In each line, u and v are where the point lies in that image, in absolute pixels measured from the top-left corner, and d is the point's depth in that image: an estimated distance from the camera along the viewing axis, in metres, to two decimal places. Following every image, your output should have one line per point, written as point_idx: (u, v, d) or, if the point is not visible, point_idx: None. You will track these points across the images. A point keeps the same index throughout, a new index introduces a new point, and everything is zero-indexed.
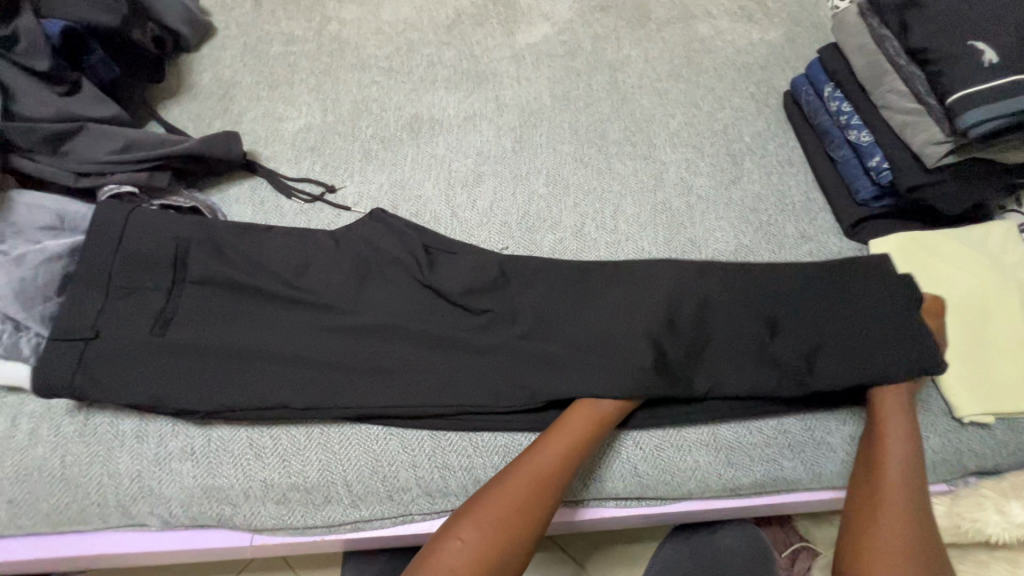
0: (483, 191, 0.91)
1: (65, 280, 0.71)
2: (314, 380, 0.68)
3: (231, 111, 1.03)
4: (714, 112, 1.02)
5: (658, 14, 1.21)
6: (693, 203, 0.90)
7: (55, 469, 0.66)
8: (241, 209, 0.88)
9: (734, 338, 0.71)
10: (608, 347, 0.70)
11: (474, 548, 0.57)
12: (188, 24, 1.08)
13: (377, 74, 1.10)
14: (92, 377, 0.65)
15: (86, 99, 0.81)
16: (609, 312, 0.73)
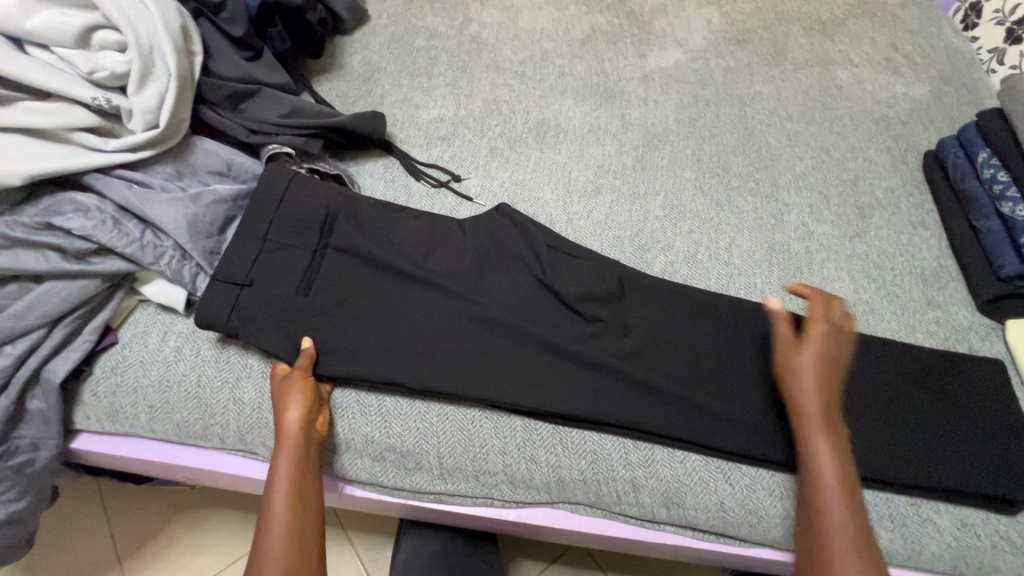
0: (600, 203, 0.93)
1: (226, 221, 0.79)
2: (429, 361, 0.73)
3: (374, 93, 1.10)
4: (846, 162, 1.00)
5: (795, 54, 1.19)
6: (812, 249, 0.88)
7: (190, 387, 0.73)
8: (373, 184, 0.95)
9: (772, 355, 0.71)
10: (709, 384, 0.73)
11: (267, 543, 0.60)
12: (350, 10, 1.18)
13: (511, 77, 1.14)
14: (243, 320, 0.72)
15: (264, 66, 0.90)
16: (714, 349, 0.76)
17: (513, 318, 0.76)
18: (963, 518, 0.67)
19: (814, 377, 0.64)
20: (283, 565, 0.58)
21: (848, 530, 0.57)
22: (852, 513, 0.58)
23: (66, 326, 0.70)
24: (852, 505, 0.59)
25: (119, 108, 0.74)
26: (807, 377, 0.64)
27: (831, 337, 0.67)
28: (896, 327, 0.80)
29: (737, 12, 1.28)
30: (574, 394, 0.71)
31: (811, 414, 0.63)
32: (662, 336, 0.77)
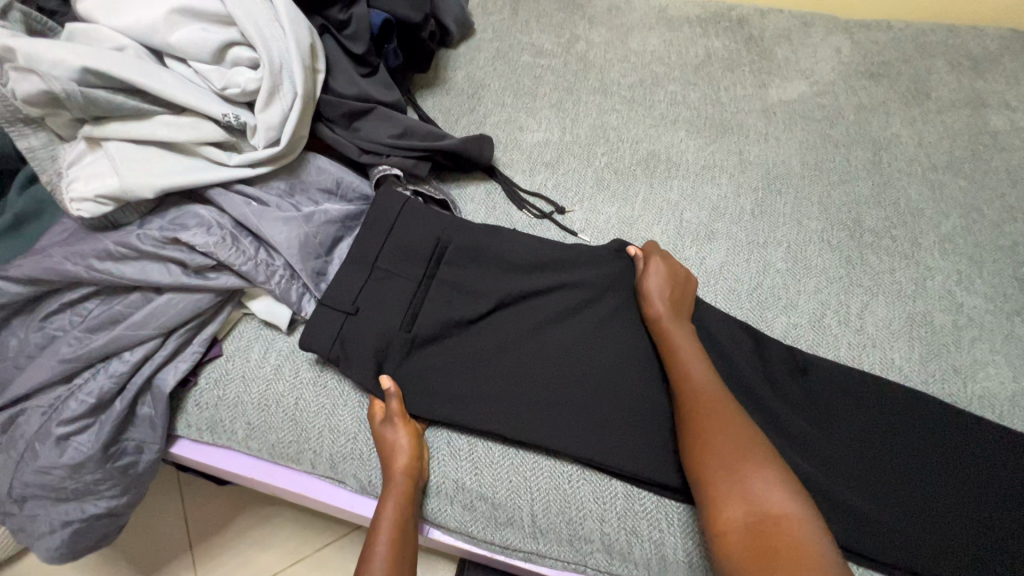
0: (714, 249, 0.86)
1: (334, 243, 0.78)
2: (530, 413, 0.69)
3: (477, 111, 1.08)
4: (1003, 224, 0.88)
5: (939, 94, 1.07)
6: (961, 324, 0.78)
7: (288, 408, 0.73)
8: (475, 210, 0.92)
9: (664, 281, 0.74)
10: (839, 475, 0.66)
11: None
12: (458, 24, 1.16)
13: (619, 102, 1.09)
14: (346, 351, 0.71)
15: (379, 84, 0.89)
16: (843, 436, 0.68)
17: (617, 375, 0.71)
18: None
19: (667, 295, 0.73)
20: None
21: (727, 423, 0.61)
22: (725, 408, 0.63)
23: (179, 336, 0.72)
24: (728, 406, 0.63)
25: (245, 124, 0.74)
26: (652, 290, 0.73)
27: (666, 264, 0.75)
28: None
29: (871, 41, 1.17)
30: (682, 467, 0.66)
31: (671, 325, 0.71)
32: (785, 412, 0.69)
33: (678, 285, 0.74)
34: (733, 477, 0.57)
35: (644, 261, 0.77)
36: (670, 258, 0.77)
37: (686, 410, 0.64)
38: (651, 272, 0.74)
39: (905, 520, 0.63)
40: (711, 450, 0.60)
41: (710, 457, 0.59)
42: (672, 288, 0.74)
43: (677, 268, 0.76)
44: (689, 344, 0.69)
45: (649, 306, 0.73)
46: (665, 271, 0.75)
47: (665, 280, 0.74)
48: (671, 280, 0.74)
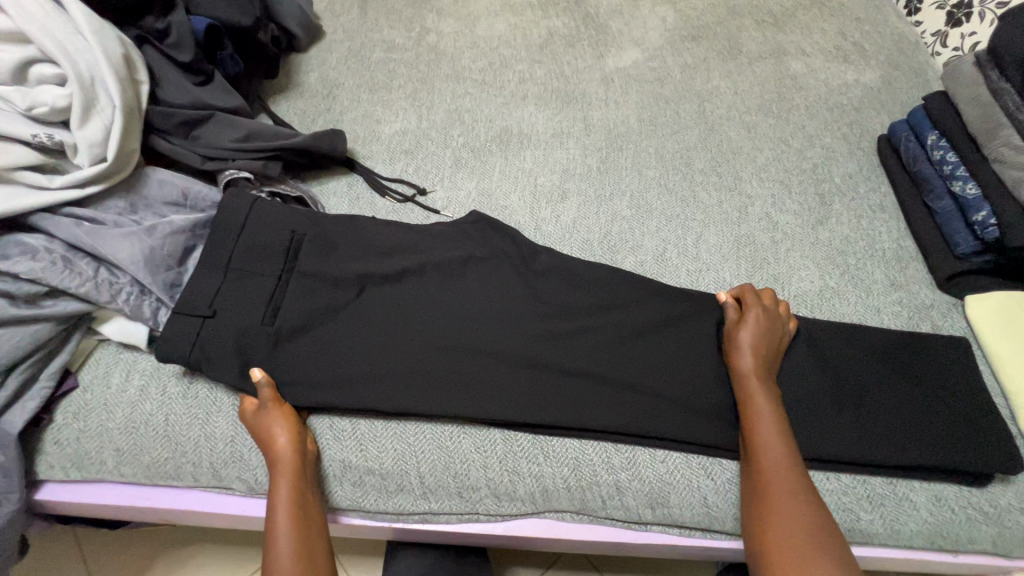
0: (567, 208, 0.93)
1: (185, 252, 0.77)
2: (406, 383, 0.72)
3: (333, 110, 1.09)
4: (804, 150, 1.01)
5: (749, 48, 1.22)
6: (777, 239, 0.89)
7: (159, 426, 0.71)
8: (338, 203, 0.93)
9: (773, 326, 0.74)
10: (687, 382, 0.74)
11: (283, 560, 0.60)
12: (303, 27, 1.16)
13: (471, 85, 1.14)
14: (208, 356, 0.71)
15: (215, 90, 0.88)
16: (686, 349, 0.76)
17: (484, 332, 0.76)
18: (936, 491, 0.68)
19: (748, 356, 0.71)
20: None
21: (796, 498, 0.60)
22: (800, 482, 0.61)
23: (20, 373, 0.67)
24: (801, 477, 0.62)
25: (62, 143, 0.71)
26: (743, 356, 0.71)
27: (766, 319, 0.73)
28: (863, 311, 0.82)
29: (691, 8, 1.30)
30: (550, 404, 0.71)
31: (756, 391, 0.68)
32: (635, 337, 0.77)
33: (770, 342, 0.72)
34: (802, 561, 0.56)
35: (741, 311, 0.75)
36: (773, 313, 0.74)
37: (759, 483, 0.63)
38: (742, 332, 0.72)
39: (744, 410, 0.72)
40: (776, 530, 0.59)
41: (778, 538, 0.58)
42: (763, 349, 0.71)
43: (761, 321, 0.73)
44: (767, 410, 0.67)
45: (740, 372, 0.71)
46: (760, 326, 0.72)
47: (756, 341, 0.71)
48: (771, 338, 0.72)
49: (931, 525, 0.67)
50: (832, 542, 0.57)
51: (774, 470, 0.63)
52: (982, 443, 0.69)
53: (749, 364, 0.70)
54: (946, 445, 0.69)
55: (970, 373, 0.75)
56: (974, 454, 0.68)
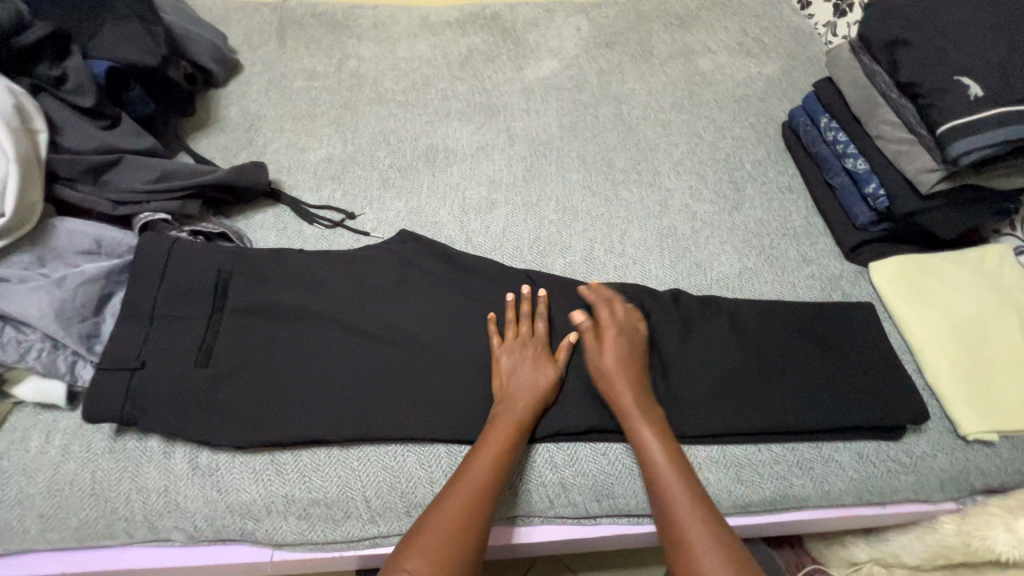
0: (496, 217, 0.95)
1: (101, 301, 0.75)
2: (347, 410, 0.71)
3: (256, 142, 1.08)
4: (717, 142, 1.07)
5: (659, 50, 1.27)
6: (697, 228, 0.94)
7: (86, 485, 0.68)
8: (265, 234, 0.93)
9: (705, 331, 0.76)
10: None
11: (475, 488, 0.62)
12: (218, 62, 1.14)
13: (394, 107, 1.15)
14: (138, 406, 0.69)
15: (125, 132, 0.87)
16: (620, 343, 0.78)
17: (422, 347, 0.76)
18: (858, 449, 0.73)
19: (622, 378, 0.71)
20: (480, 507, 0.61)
21: (696, 510, 0.61)
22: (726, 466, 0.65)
23: None
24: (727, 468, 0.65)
25: None
26: (616, 378, 0.71)
27: (616, 337, 0.74)
28: (780, 288, 0.87)
29: (603, 17, 1.35)
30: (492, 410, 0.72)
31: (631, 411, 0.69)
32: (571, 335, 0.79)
33: (634, 360, 0.73)
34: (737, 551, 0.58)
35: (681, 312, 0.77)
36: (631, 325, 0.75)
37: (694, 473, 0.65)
38: (602, 352, 0.72)
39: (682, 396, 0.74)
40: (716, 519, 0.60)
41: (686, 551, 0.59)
42: (628, 368, 0.71)
43: (613, 339, 0.73)
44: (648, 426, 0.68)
45: (612, 391, 0.70)
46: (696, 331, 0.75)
47: (618, 362, 0.72)
48: (626, 354, 0.73)
49: (856, 481, 0.71)
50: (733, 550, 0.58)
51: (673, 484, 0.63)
52: (896, 398, 0.74)
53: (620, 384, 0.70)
54: (864, 403, 0.74)
55: (879, 334, 0.80)
56: (888, 407, 0.73)
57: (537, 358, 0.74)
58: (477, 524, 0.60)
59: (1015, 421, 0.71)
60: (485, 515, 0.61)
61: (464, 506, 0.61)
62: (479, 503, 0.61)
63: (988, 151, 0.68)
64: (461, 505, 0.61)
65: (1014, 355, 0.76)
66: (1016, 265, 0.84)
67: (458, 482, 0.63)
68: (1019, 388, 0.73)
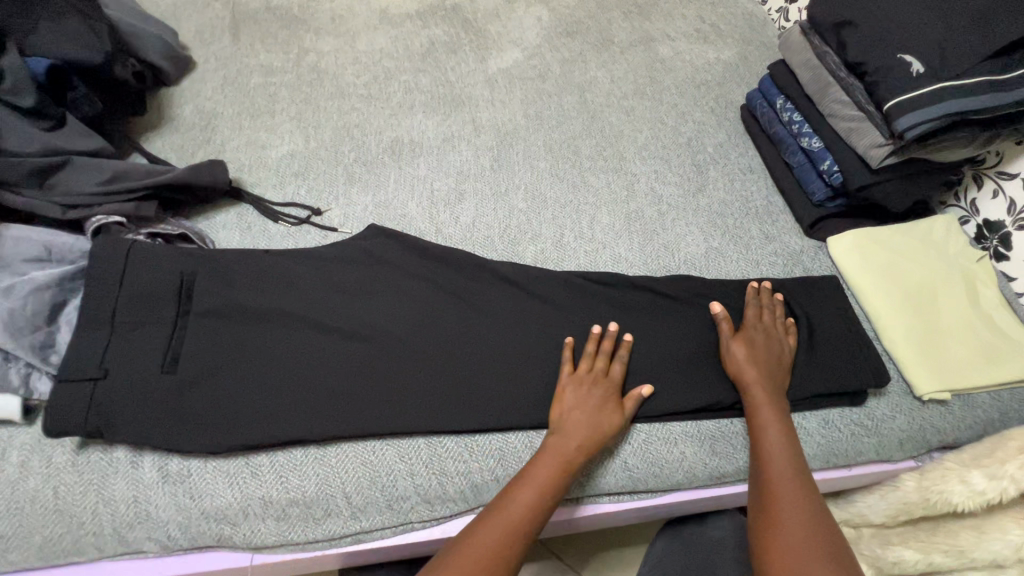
0: (465, 208, 0.95)
1: (54, 309, 0.71)
2: (323, 407, 0.70)
3: (213, 140, 1.04)
4: (679, 126, 1.09)
5: (620, 38, 1.29)
6: (663, 211, 0.96)
7: (49, 501, 0.65)
8: (228, 235, 0.90)
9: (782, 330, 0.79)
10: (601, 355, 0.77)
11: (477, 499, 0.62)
12: (169, 59, 1.10)
13: (357, 101, 1.13)
14: (102, 417, 0.66)
15: (72, 134, 0.83)
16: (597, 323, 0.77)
17: (398, 340, 0.76)
18: (824, 416, 0.76)
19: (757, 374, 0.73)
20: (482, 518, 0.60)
21: (797, 502, 0.62)
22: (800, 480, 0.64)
23: None
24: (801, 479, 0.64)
25: None
26: (753, 374, 0.73)
27: (761, 338, 0.76)
28: (744, 265, 0.89)
29: (563, 6, 1.36)
30: (471, 399, 0.73)
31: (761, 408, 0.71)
32: (545, 321, 0.79)
33: (771, 360, 0.75)
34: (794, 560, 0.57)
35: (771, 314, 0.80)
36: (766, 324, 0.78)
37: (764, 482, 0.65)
38: (737, 350, 0.75)
39: (659, 374, 0.76)
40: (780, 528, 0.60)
41: (781, 540, 0.59)
42: (762, 365, 0.74)
43: (754, 341, 0.76)
44: (773, 420, 0.70)
45: (746, 388, 0.73)
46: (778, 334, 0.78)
47: (755, 359, 0.74)
48: (767, 354, 0.75)
49: (823, 446, 0.74)
50: (825, 543, 0.58)
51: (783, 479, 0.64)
52: (856, 364, 0.77)
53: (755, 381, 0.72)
54: (827, 370, 0.77)
55: (839, 305, 0.83)
56: (850, 374, 0.76)
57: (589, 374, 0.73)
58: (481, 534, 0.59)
59: (965, 380, 0.76)
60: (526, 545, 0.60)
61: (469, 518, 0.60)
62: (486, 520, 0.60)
63: (930, 125, 0.72)
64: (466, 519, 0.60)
65: (959, 317, 0.81)
66: (960, 234, 0.88)
67: (497, 510, 0.62)
68: (967, 350, 0.78)
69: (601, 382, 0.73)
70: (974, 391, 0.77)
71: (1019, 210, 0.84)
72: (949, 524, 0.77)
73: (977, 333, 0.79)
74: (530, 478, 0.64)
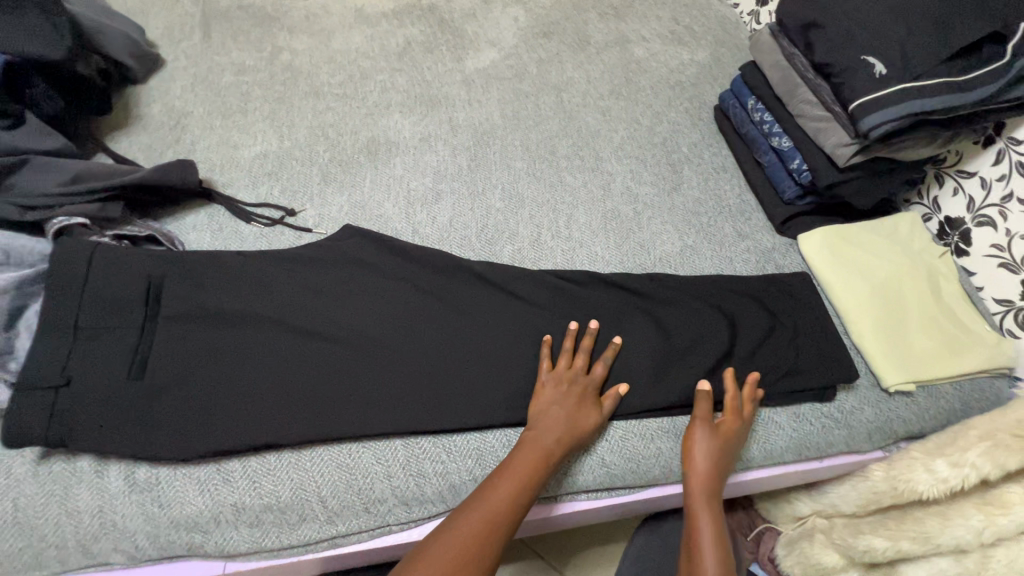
0: (442, 208, 0.94)
1: (12, 314, 0.68)
2: (297, 411, 0.69)
3: (182, 140, 1.02)
4: (654, 126, 1.10)
5: (596, 39, 1.30)
6: (639, 209, 0.97)
7: (7, 514, 0.62)
8: (199, 236, 0.88)
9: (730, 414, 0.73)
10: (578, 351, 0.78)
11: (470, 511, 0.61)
12: (135, 56, 1.07)
13: (332, 100, 1.11)
14: (67, 425, 0.64)
15: (30, 133, 0.80)
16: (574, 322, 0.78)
17: (374, 341, 0.75)
18: (796, 409, 0.78)
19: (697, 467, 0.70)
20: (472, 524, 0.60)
21: None
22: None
23: None
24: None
25: None
26: (702, 467, 0.70)
27: (705, 443, 0.71)
28: (719, 262, 0.91)
29: (540, 7, 1.36)
30: (450, 401, 0.72)
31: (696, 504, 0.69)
32: (524, 320, 0.80)
33: (726, 454, 0.71)
34: None
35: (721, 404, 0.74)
36: (745, 412, 0.74)
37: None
38: (698, 442, 0.71)
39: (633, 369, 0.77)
40: None
41: None
42: (712, 461, 0.70)
43: (731, 433, 0.72)
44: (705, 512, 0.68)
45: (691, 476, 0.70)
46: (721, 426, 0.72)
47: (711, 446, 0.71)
48: (721, 454, 0.71)
49: (794, 439, 0.76)
50: None
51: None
52: (825, 357, 0.80)
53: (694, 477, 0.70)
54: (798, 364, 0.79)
55: (809, 301, 0.85)
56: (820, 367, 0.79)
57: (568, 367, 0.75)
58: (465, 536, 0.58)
59: (928, 372, 0.78)
60: (505, 538, 0.60)
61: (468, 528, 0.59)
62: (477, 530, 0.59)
63: (892, 125, 0.74)
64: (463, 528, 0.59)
65: (923, 311, 0.83)
66: (923, 231, 0.91)
67: (476, 505, 0.62)
68: (930, 343, 0.81)
69: (579, 381, 0.73)
70: (938, 382, 0.80)
71: (977, 207, 0.87)
72: (916, 512, 0.80)
73: (941, 325, 0.82)
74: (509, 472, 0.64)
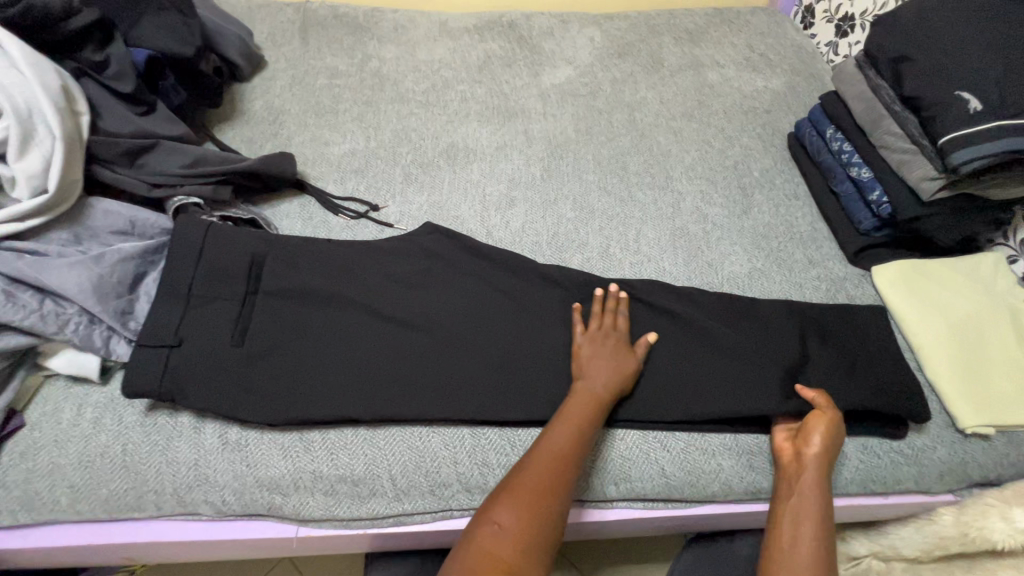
0: (515, 213, 0.98)
1: (135, 278, 0.76)
2: (376, 391, 0.73)
3: (280, 135, 1.10)
4: (726, 150, 1.11)
5: (670, 62, 1.33)
6: (708, 229, 0.98)
7: (117, 457, 0.69)
8: (291, 223, 0.95)
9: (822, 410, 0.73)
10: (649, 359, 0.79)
11: (533, 493, 0.62)
12: (245, 57, 1.17)
13: (416, 106, 1.18)
14: (176, 382, 0.70)
15: (160, 119, 0.90)
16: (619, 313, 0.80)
17: (449, 331, 0.79)
18: (864, 441, 0.76)
19: (817, 463, 0.68)
20: (535, 504, 0.62)
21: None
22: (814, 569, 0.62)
23: None
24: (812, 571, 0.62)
25: None
26: (817, 452, 0.69)
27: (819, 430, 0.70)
28: (787, 287, 0.91)
29: (616, 29, 1.40)
30: (518, 397, 0.75)
31: (805, 494, 0.67)
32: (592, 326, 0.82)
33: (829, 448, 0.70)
34: None
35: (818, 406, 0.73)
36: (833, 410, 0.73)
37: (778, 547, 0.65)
38: (817, 434, 0.70)
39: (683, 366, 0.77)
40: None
41: None
42: (825, 448, 0.70)
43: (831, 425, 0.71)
44: (814, 486, 0.67)
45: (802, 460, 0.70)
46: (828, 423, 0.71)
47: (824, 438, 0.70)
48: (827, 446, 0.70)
49: (862, 471, 0.75)
50: None
51: (801, 560, 0.63)
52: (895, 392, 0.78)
53: (813, 471, 0.68)
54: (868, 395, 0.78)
55: (883, 334, 0.84)
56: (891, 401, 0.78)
57: (617, 355, 0.76)
58: (530, 515, 0.61)
59: (1008, 417, 0.76)
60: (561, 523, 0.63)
61: (532, 512, 0.61)
62: (539, 513, 0.61)
63: (985, 161, 0.73)
64: (527, 511, 0.61)
65: (1005, 355, 0.81)
66: (1008, 273, 0.88)
67: (539, 485, 0.63)
68: (1012, 387, 0.78)
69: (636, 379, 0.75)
70: (1018, 429, 0.77)
71: None
72: None
73: None
74: (566, 463, 0.65)
